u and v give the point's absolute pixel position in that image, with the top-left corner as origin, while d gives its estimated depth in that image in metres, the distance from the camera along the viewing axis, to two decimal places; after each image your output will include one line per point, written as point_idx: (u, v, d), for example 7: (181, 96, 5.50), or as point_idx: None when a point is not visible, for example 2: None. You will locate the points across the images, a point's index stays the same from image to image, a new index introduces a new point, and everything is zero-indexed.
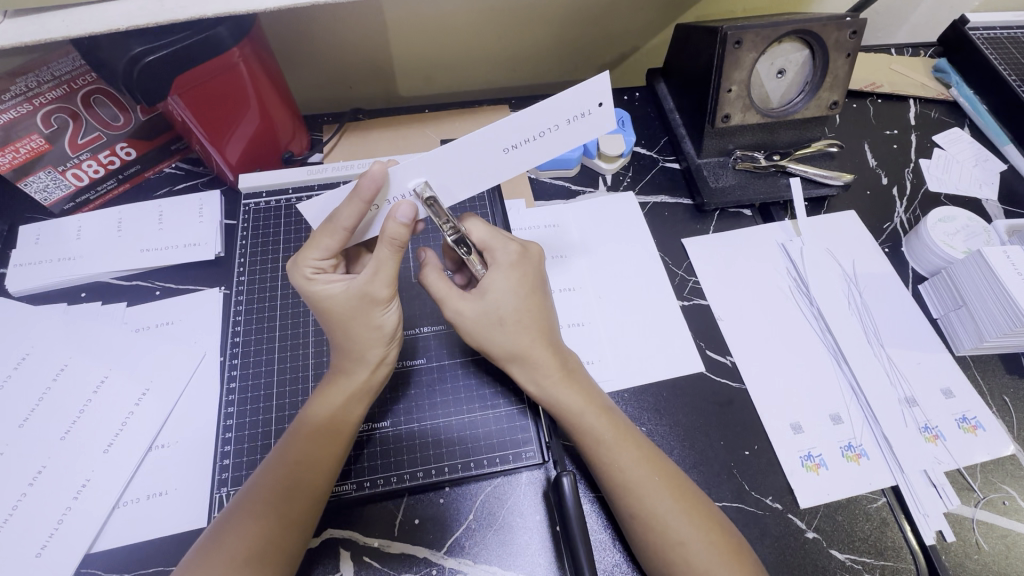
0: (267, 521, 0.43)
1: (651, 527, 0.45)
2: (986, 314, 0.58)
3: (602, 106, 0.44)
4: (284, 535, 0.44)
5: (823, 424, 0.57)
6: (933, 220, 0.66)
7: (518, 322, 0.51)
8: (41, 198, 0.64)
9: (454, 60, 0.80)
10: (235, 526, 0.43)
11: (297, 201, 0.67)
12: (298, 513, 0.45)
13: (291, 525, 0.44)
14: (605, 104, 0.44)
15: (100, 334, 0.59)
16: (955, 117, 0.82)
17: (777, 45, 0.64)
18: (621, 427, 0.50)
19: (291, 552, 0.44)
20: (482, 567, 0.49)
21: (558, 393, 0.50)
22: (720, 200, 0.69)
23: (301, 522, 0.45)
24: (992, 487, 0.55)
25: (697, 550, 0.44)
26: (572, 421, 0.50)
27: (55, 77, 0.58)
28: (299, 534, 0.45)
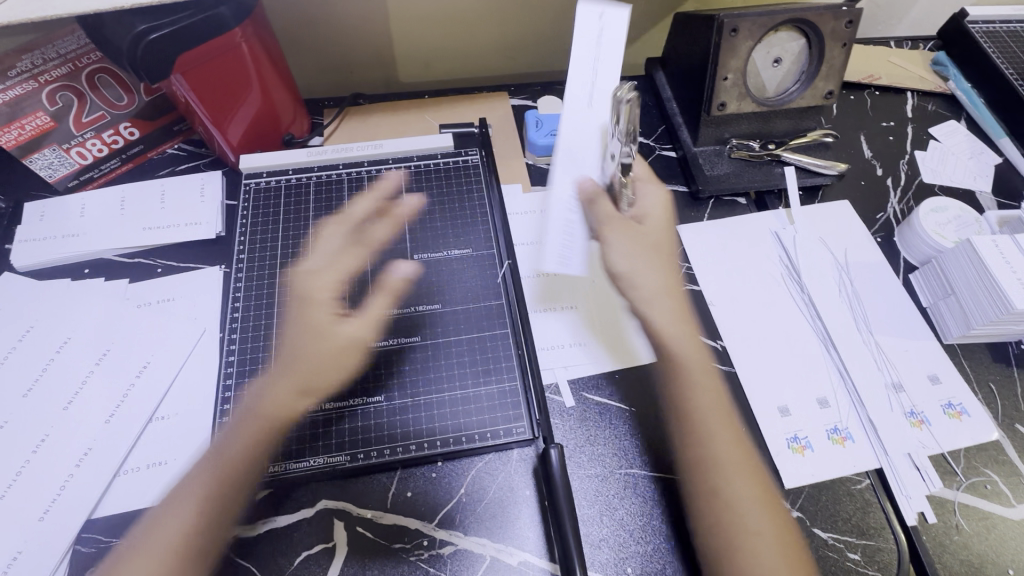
0: (200, 498, 0.51)
1: (716, 526, 0.51)
2: (974, 302, 0.59)
3: None
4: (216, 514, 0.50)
5: (809, 408, 0.58)
6: (925, 210, 0.67)
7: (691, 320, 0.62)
8: (46, 176, 0.65)
9: (456, 46, 0.81)
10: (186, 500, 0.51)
11: (296, 181, 0.68)
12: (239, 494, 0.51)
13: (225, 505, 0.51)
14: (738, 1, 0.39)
15: (104, 308, 0.60)
16: (952, 110, 0.83)
17: (773, 33, 0.65)
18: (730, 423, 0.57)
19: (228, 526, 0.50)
20: (472, 539, 0.50)
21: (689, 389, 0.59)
22: (713, 187, 0.70)
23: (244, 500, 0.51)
24: (975, 471, 0.56)
25: (766, 541, 0.51)
26: (691, 442, 0.55)
27: (60, 55, 0.60)
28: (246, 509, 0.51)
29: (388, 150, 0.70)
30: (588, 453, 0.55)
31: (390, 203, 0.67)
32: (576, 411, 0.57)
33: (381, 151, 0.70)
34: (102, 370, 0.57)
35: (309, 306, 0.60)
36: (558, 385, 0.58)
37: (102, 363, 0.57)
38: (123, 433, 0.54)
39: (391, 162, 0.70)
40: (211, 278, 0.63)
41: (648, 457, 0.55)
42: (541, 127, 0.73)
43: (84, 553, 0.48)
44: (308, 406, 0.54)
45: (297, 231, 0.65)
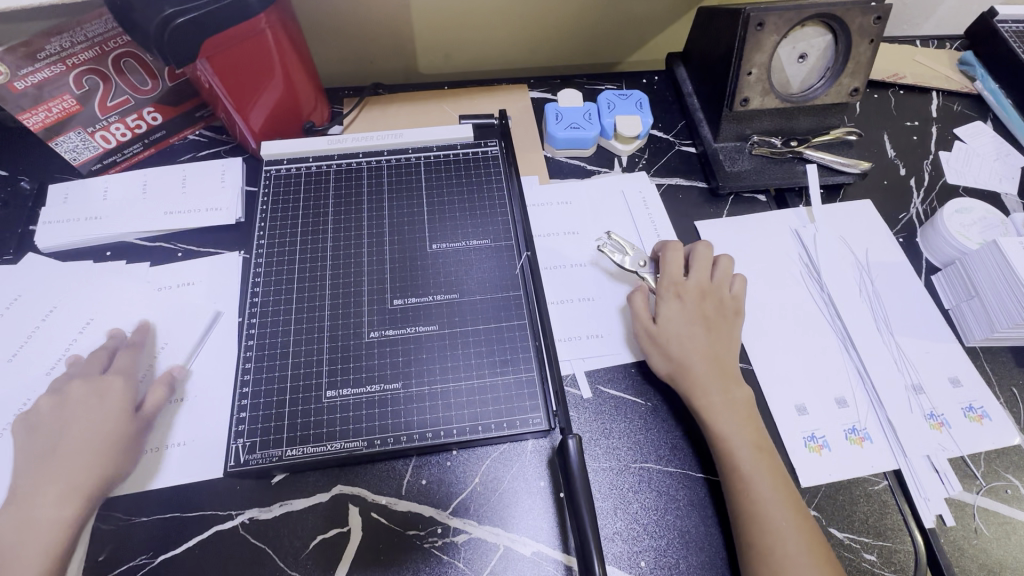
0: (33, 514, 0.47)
1: (750, 528, 0.47)
2: (999, 305, 0.58)
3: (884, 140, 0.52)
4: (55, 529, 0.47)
5: (827, 408, 0.57)
6: (949, 211, 0.66)
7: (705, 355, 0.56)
8: (71, 158, 0.66)
9: (476, 39, 0.81)
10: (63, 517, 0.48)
11: (317, 169, 0.68)
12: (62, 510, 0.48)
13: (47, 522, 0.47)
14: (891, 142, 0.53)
15: (125, 290, 0.61)
16: (978, 110, 0.81)
17: (799, 28, 0.64)
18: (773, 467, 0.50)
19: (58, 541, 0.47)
20: (486, 528, 0.50)
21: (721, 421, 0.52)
22: (734, 183, 0.70)
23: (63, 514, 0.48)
24: (995, 475, 0.55)
25: None
26: (723, 447, 0.51)
27: (88, 39, 0.59)
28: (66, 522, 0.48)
29: (407, 139, 0.69)
30: (602, 446, 0.55)
31: (410, 192, 0.67)
32: (592, 404, 0.57)
33: (400, 140, 0.69)
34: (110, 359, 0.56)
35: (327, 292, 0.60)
36: (576, 377, 0.58)
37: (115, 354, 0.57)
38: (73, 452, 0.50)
39: (410, 151, 0.70)
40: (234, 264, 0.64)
41: (649, 453, 0.55)
42: (561, 119, 0.72)
43: (104, 530, 0.49)
44: (327, 391, 0.55)
45: (316, 219, 0.65)
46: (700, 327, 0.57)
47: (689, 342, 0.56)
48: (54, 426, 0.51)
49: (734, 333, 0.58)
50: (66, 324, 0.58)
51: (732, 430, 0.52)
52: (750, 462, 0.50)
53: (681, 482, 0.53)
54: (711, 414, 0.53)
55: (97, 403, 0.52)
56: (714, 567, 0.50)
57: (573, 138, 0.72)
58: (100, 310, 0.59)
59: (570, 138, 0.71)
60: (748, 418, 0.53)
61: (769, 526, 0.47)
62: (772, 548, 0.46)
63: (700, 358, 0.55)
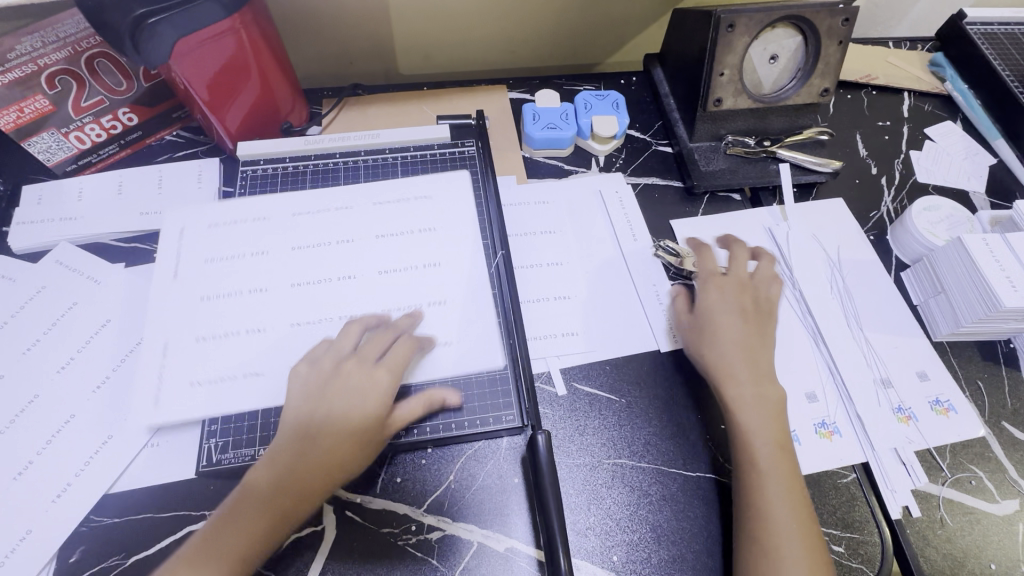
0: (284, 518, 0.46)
1: (752, 519, 0.48)
2: (963, 300, 0.59)
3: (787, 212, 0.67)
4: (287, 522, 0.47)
5: (798, 402, 0.58)
6: (918, 208, 0.67)
7: (737, 344, 0.56)
8: (44, 159, 0.66)
9: (455, 39, 0.81)
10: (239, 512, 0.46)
11: (294, 169, 0.68)
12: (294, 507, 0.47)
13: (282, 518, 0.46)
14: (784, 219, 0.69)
15: (100, 291, 0.61)
16: (948, 110, 0.83)
17: (769, 30, 0.65)
18: (789, 465, 0.50)
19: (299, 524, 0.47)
20: (460, 525, 0.51)
21: (743, 414, 0.52)
22: (708, 183, 0.71)
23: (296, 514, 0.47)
24: (960, 467, 0.56)
25: None
26: (744, 439, 0.51)
27: (61, 39, 0.59)
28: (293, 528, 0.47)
29: (384, 140, 0.70)
30: (577, 442, 0.56)
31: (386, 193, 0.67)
32: (566, 401, 0.58)
33: (378, 141, 0.70)
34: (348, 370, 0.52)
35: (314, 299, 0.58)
36: (551, 374, 0.59)
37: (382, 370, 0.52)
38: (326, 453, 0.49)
39: (388, 152, 0.71)
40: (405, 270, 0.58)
41: (636, 452, 0.55)
42: (539, 119, 0.73)
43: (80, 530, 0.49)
44: None
45: None
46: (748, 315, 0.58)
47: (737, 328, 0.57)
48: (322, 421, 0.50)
49: (768, 329, 0.58)
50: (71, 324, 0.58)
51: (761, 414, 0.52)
52: (768, 455, 0.50)
53: (662, 478, 0.54)
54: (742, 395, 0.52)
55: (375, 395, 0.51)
56: (684, 561, 0.50)
57: (551, 138, 0.72)
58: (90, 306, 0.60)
59: (547, 138, 0.72)
60: (776, 415, 0.52)
61: (767, 516, 0.47)
62: (772, 543, 0.46)
63: (735, 351, 0.56)
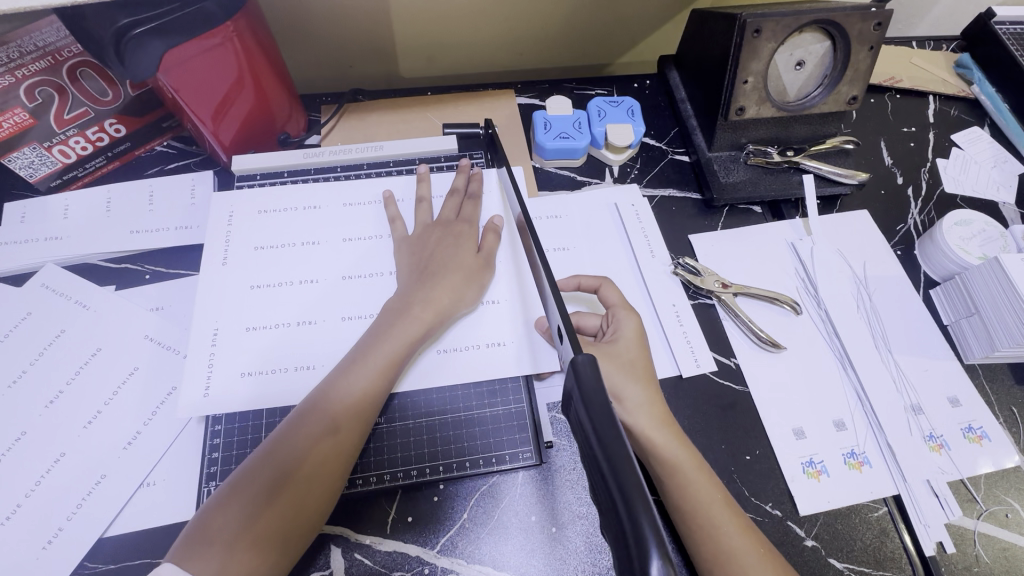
0: (277, 505, 0.43)
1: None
2: (999, 323, 0.57)
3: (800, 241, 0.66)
4: (314, 474, 0.45)
5: (826, 431, 0.56)
6: (949, 223, 0.64)
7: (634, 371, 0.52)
8: (26, 175, 0.62)
9: (460, 40, 0.77)
10: (287, 447, 0.46)
11: (293, 184, 0.64)
12: (331, 456, 0.46)
13: (321, 456, 0.46)
14: (801, 162, 0.69)
15: (88, 316, 0.57)
16: (974, 115, 0.80)
17: (797, 34, 0.61)
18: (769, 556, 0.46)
19: (316, 486, 0.45)
20: (475, 567, 0.48)
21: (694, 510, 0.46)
22: (729, 195, 0.67)
23: (330, 464, 0.46)
24: (995, 499, 0.54)
25: None
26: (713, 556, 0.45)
27: (39, 48, 0.55)
28: (317, 496, 0.45)
29: (388, 152, 0.66)
30: None
31: None
32: None
33: (381, 153, 0.66)
34: (388, 325, 0.52)
35: (363, 319, 0.56)
36: None
37: (420, 326, 0.52)
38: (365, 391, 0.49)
39: (392, 164, 0.67)
40: (466, 279, 0.56)
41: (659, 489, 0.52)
42: (550, 128, 0.69)
43: None
44: None
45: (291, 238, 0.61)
46: (634, 379, 0.51)
47: (623, 383, 0.51)
48: (376, 350, 0.51)
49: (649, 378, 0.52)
50: (60, 342, 0.56)
51: (678, 465, 0.48)
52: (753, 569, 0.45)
53: None
54: (656, 448, 0.49)
55: (429, 328, 0.53)
56: None
57: (563, 148, 0.69)
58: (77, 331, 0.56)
59: (559, 148, 0.68)
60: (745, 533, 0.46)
61: None
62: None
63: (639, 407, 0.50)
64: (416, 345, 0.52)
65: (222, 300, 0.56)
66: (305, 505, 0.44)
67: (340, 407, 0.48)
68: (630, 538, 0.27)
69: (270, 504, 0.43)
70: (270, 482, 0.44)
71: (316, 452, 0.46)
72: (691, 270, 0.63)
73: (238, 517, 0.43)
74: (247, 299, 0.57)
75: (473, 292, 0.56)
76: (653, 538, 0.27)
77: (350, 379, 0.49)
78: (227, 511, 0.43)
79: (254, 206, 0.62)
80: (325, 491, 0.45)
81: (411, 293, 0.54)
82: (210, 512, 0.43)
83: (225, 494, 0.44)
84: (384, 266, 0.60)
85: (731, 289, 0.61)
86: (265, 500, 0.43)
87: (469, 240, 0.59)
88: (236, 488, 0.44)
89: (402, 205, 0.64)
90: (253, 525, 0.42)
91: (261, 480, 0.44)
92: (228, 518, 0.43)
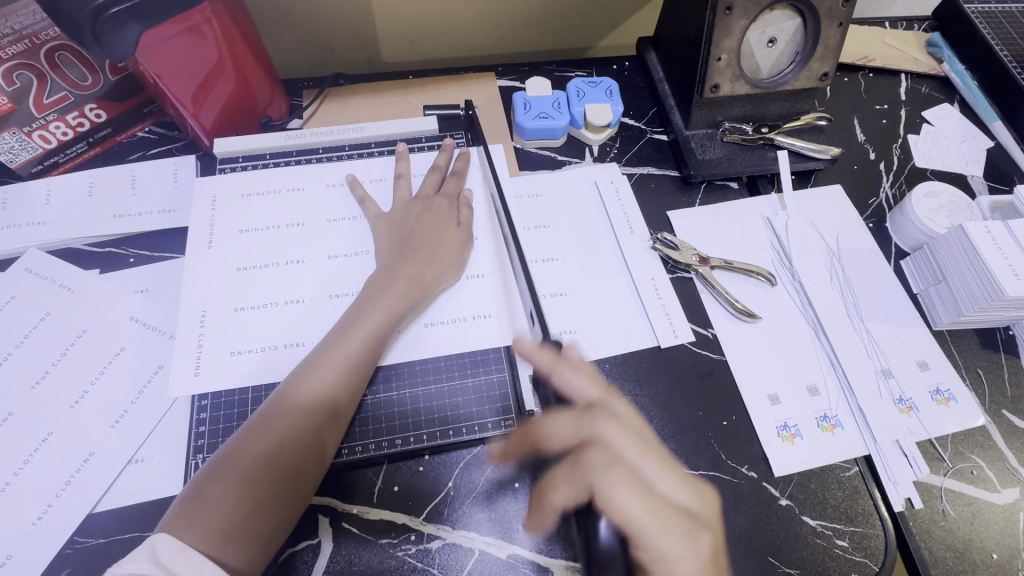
0: (270, 473, 0.45)
1: None
2: (965, 289, 0.59)
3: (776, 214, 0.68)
4: (305, 443, 0.46)
5: (800, 396, 0.58)
6: (917, 195, 0.66)
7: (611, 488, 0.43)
8: (7, 160, 0.62)
9: (439, 25, 0.78)
10: (277, 419, 0.47)
11: (276, 166, 0.65)
12: (320, 425, 0.47)
13: (311, 426, 0.47)
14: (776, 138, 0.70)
15: (73, 299, 0.58)
16: (945, 92, 0.82)
17: (768, 12, 0.63)
18: None
19: (309, 454, 0.46)
20: (459, 533, 0.49)
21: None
22: (706, 171, 0.69)
23: (321, 432, 0.47)
24: (961, 457, 0.56)
25: None
26: None
27: (17, 31, 0.57)
28: (312, 464, 0.46)
29: (370, 133, 0.67)
30: None
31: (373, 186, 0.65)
32: None
33: (363, 134, 0.67)
34: (371, 300, 0.53)
35: (351, 297, 0.57)
36: None
37: (404, 299, 0.54)
38: (350, 362, 0.50)
39: (373, 145, 0.68)
40: (447, 251, 0.57)
41: None
42: (530, 109, 0.70)
43: (64, 553, 0.47)
44: None
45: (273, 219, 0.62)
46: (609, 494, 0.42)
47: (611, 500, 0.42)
48: (360, 323, 0.52)
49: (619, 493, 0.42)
50: (46, 325, 0.56)
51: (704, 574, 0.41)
52: None
53: None
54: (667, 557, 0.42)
55: (414, 302, 0.54)
56: None
57: (543, 128, 0.70)
58: (64, 314, 0.57)
59: (539, 128, 0.69)
60: None
61: None
62: None
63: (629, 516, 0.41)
64: (399, 318, 0.53)
65: (210, 280, 0.57)
66: (298, 474, 0.45)
67: (326, 379, 0.49)
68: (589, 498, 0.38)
69: (263, 475, 0.44)
70: (262, 454, 0.45)
71: (307, 423, 0.47)
72: (668, 244, 0.65)
73: (232, 487, 0.44)
74: (235, 280, 0.57)
75: (452, 262, 0.57)
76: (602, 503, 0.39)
77: (337, 351, 0.50)
78: (221, 480, 0.44)
79: (237, 189, 0.63)
80: (317, 459, 0.47)
81: (393, 269, 0.55)
82: (203, 483, 0.44)
83: (217, 466, 0.45)
84: (366, 244, 0.60)
85: (709, 261, 0.63)
86: (258, 468, 0.45)
87: (443, 207, 0.60)
88: (227, 460, 0.45)
89: (382, 185, 0.65)
90: (248, 493, 0.44)
91: (252, 452, 0.45)
92: (222, 490, 0.44)
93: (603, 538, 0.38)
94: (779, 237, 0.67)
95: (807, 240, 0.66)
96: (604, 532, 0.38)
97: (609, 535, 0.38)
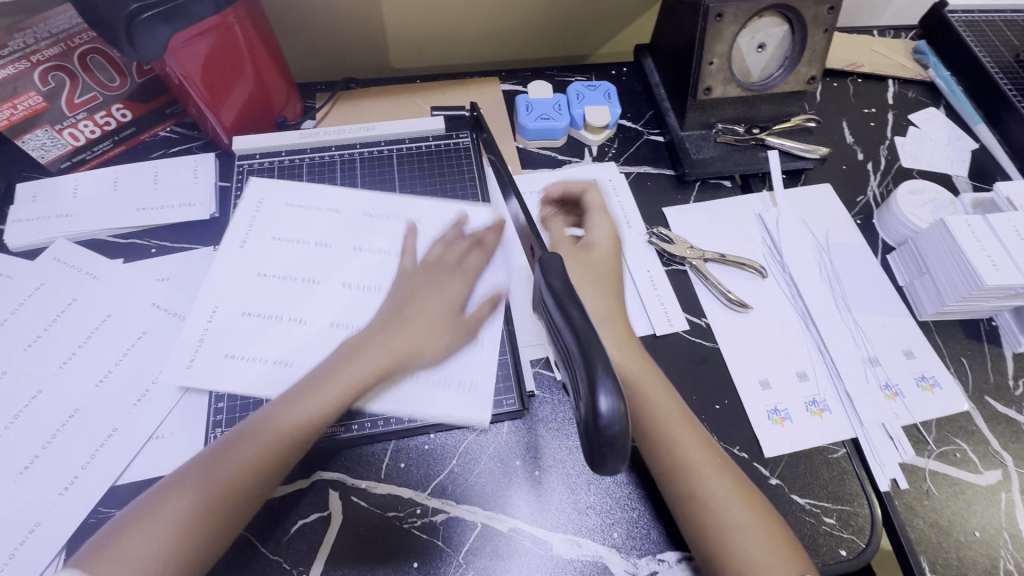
0: (233, 489, 0.45)
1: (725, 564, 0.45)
2: (947, 280, 0.61)
3: (766, 211, 0.71)
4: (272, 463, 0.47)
5: (790, 381, 0.60)
6: (903, 193, 0.69)
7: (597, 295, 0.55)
8: (38, 157, 0.65)
9: (446, 33, 0.82)
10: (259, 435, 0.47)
11: (292, 163, 0.69)
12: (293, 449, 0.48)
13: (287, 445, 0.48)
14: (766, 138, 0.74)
15: (98, 285, 0.61)
16: (931, 96, 0.85)
17: (757, 19, 0.67)
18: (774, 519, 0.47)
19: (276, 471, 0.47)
20: (464, 507, 0.52)
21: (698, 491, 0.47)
22: (699, 170, 0.72)
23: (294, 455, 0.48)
24: (945, 441, 0.58)
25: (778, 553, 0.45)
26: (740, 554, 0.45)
27: (53, 35, 0.60)
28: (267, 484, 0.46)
29: (380, 132, 0.71)
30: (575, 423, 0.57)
31: (383, 183, 0.69)
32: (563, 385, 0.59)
33: (374, 133, 0.71)
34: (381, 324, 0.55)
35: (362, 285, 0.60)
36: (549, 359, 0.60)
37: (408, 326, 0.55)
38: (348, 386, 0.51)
39: (383, 144, 0.72)
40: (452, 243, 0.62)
41: None
42: (532, 110, 0.74)
43: (87, 521, 0.50)
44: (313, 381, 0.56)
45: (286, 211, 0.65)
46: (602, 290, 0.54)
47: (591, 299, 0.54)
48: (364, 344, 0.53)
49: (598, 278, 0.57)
50: (71, 310, 0.59)
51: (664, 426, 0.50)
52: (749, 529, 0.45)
53: None
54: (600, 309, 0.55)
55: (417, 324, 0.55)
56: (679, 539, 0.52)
57: (543, 128, 0.73)
58: (90, 300, 0.60)
59: (540, 128, 0.73)
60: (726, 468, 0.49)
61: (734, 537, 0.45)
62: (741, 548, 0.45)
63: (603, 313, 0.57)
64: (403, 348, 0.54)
65: (228, 268, 0.60)
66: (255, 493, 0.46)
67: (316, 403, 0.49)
68: (585, 376, 0.35)
69: (223, 489, 0.45)
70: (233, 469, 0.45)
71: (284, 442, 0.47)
72: (664, 239, 0.68)
73: (191, 497, 0.44)
74: (252, 269, 0.61)
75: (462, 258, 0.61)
76: (603, 378, 0.34)
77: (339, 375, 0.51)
78: (184, 489, 0.44)
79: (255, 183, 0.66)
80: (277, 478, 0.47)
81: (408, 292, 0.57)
82: (163, 490, 0.44)
83: (186, 472, 0.45)
84: (375, 235, 0.64)
85: (702, 254, 0.66)
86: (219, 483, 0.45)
87: None
88: (195, 468, 0.45)
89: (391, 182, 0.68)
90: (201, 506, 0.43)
91: (221, 464, 0.46)
92: (178, 499, 0.44)
93: (605, 409, 0.34)
94: (767, 232, 0.70)
95: (794, 234, 0.69)
96: (605, 406, 0.34)
97: (610, 405, 0.34)
